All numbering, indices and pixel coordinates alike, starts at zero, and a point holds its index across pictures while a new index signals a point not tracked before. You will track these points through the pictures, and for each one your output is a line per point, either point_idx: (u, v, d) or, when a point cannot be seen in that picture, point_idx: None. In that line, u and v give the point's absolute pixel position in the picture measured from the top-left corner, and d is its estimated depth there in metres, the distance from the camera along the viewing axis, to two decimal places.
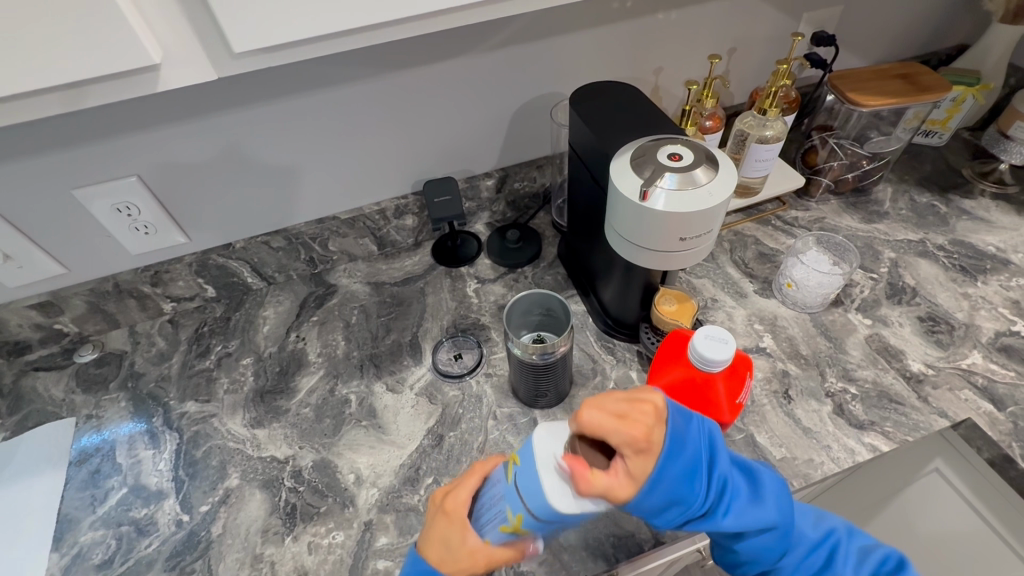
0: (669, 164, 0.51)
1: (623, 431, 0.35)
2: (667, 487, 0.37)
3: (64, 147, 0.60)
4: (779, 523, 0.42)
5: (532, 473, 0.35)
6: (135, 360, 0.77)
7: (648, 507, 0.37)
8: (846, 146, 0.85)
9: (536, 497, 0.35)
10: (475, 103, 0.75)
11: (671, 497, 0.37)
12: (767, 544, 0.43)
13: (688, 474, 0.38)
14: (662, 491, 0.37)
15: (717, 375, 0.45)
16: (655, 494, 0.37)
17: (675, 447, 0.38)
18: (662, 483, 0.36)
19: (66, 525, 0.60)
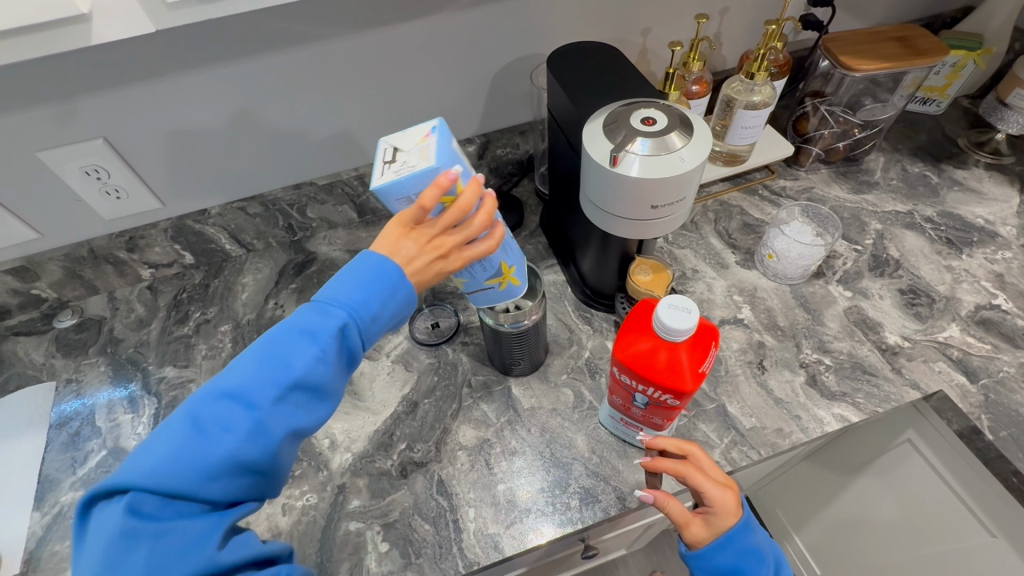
0: (642, 129, 0.49)
1: (719, 492, 0.46)
2: (735, 550, 0.47)
3: (23, 106, 0.58)
4: None
5: (500, 294, 0.52)
6: (115, 326, 0.77)
7: (717, 561, 0.47)
8: (838, 114, 0.82)
9: (485, 296, 0.52)
10: (457, 65, 0.72)
11: (736, 563, 0.47)
12: None
13: (757, 555, 0.48)
14: (730, 554, 0.47)
15: (680, 344, 0.44)
16: (725, 555, 0.47)
17: (746, 533, 0.47)
18: (732, 543, 0.47)
19: (47, 485, 0.62)
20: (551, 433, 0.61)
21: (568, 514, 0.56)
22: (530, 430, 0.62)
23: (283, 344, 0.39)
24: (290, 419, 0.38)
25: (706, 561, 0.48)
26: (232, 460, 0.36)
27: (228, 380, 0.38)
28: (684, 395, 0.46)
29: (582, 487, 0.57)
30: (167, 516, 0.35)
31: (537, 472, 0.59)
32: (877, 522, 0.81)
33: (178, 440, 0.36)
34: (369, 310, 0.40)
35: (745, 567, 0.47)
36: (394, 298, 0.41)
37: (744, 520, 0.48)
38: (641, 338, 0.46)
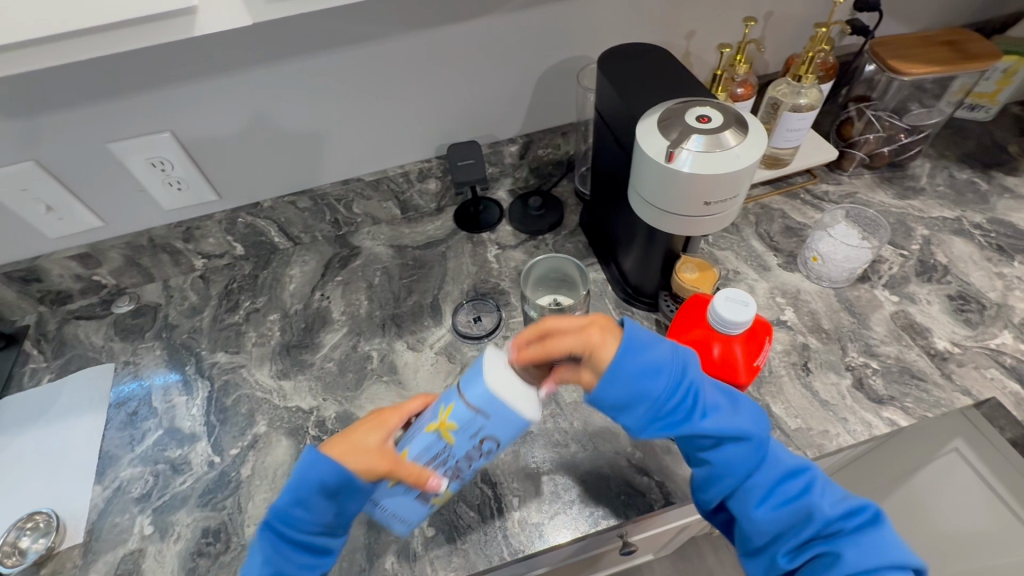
0: (697, 126, 0.50)
1: (577, 336, 0.46)
2: (627, 378, 0.45)
3: (100, 99, 0.62)
4: (754, 434, 0.45)
5: (477, 376, 0.42)
6: (169, 312, 0.80)
7: (611, 399, 0.45)
8: (884, 118, 0.81)
9: (473, 385, 0.42)
10: (504, 66, 0.74)
11: (633, 391, 0.45)
12: (745, 457, 0.44)
13: (651, 372, 0.45)
14: (621, 385, 0.45)
15: (735, 338, 0.46)
16: (618, 388, 0.45)
17: (641, 346, 0.46)
18: (619, 371, 0.45)
19: (108, 461, 0.64)
20: (593, 427, 0.62)
21: (612, 507, 0.56)
22: (573, 424, 0.62)
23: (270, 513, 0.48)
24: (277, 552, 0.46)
25: (600, 396, 0.46)
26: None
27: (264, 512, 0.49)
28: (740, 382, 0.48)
29: (626, 481, 0.58)
30: None
31: (580, 466, 0.59)
32: (920, 536, 0.79)
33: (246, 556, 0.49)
34: (296, 490, 0.46)
35: (644, 389, 0.45)
36: (315, 471, 0.46)
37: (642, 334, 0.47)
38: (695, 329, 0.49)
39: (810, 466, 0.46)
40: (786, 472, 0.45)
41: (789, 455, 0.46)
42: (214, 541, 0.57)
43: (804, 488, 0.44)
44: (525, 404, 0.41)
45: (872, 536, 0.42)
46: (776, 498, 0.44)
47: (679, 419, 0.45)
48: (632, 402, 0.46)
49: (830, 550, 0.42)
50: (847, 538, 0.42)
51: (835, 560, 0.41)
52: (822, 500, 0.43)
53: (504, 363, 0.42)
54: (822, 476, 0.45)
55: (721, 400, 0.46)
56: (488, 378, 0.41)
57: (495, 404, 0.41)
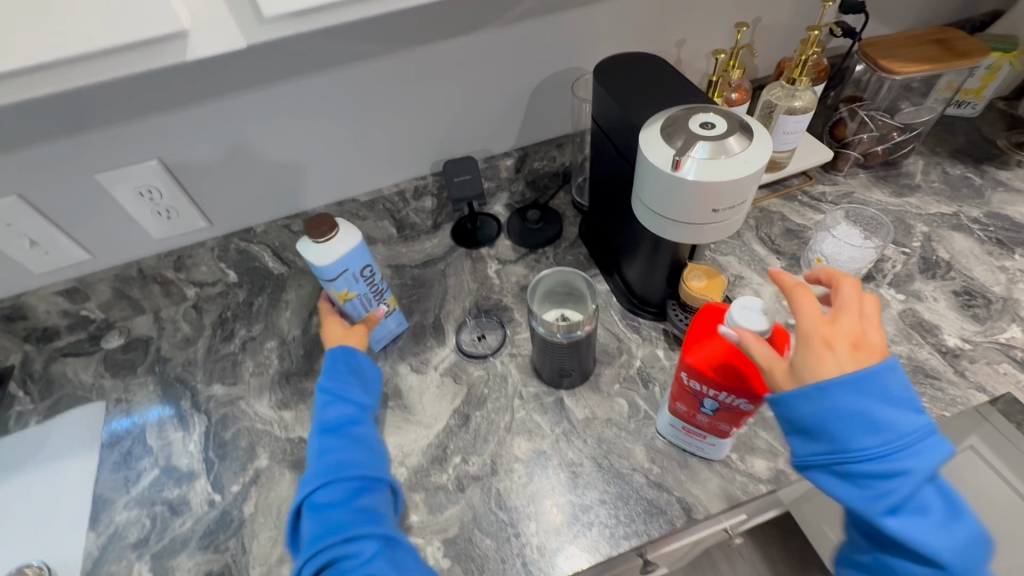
0: (701, 133, 0.49)
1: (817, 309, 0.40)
2: (834, 424, 0.37)
3: (86, 129, 0.60)
4: (951, 565, 0.36)
5: (332, 266, 0.59)
6: (161, 345, 0.77)
7: (796, 420, 0.39)
8: (877, 118, 0.82)
9: (329, 269, 0.59)
10: (497, 80, 0.74)
11: (824, 434, 0.38)
12: (922, 572, 0.37)
13: (860, 419, 0.37)
14: (839, 426, 0.37)
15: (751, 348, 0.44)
16: (806, 410, 0.38)
17: (892, 413, 0.37)
18: (830, 413, 0.37)
19: (101, 505, 0.61)
20: (607, 444, 0.60)
21: (632, 527, 0.54)
22: (586, 441, 0.61)
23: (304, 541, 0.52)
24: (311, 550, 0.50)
25: (788, 410, 0.39)
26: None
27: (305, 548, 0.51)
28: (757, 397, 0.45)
29: (645, 498, 0.56)
30: None
31: (596, 485, 0.57)
32: None
33: None
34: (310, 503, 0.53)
35: (851, 451, 0.37)
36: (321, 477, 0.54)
37: (898, 390, 0.38)
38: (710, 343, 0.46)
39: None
40: None
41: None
42: None
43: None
44: (342, 241, 0.59)
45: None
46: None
47: (869, 499, 0.37)
48: (814, 439, 0.39)
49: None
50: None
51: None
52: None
53: (317, 250, 0.58)
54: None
55: (936, 503, 0.37)
56: (314, 259, 0.58)
57: (338, 260, 0.59)
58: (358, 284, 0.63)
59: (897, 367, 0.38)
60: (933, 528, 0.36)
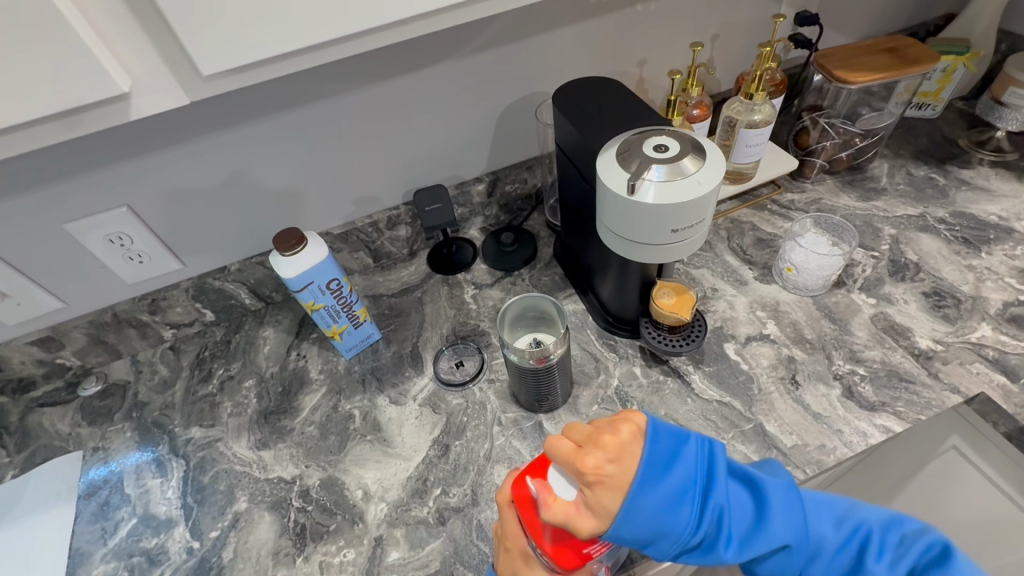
0: (655, 156, 0.50)
1: (601, 460, 0.36)
2: (648, 514, 0.36)
3: (51, 181, 0.60)
4: (792, 539, 0.39)
5: (303, 276, 0.61)
6: (139, 389, 0.77)
7: (629, 537, 0.37)
8: (837, 125, 0.84)
9: (299, 279, 0.62)
10: (462, 108, 0.75)
11: (652, 527, 0.37)
12: (785, 562, 0.39)
13: (669, 499, 0.37)
14: (646, 517, 0.36)
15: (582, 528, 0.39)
16: (630, 529, 0.36)
17: (671, 460, 0.38)
18: (637, 510, 0.36)
19: (78, 559, 0.60)
20: None
21: None
22: None
23: None
24: None
25: (617, 535, 0.37)
26: None
27: None
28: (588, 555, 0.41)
29: None
30: None
31: None
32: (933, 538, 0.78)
33: None
34: None
35: (669, 523, 0.37)
36: None
37: (669, 447, 0.38)
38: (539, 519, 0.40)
39: (846, 512, 0.42)
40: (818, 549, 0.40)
41: (819, 516, 0.42)
42: None
43: (854, 552, 0.40)
44: (313, 248, 0.62)
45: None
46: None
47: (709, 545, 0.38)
48: (653, 538, 0.37)
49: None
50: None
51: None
52: (881, 568, 0.39)
53: (286, 258, 0.61)
54: (878, 530, 0.40)
55: (740, 498, 0.40)
56: (286, 271, 0.61)
57: (309, 270, 0.61)
58: (328, 298, 0.66)
59: (657, 427, 0.39)
60: (756, 524, 0.39)
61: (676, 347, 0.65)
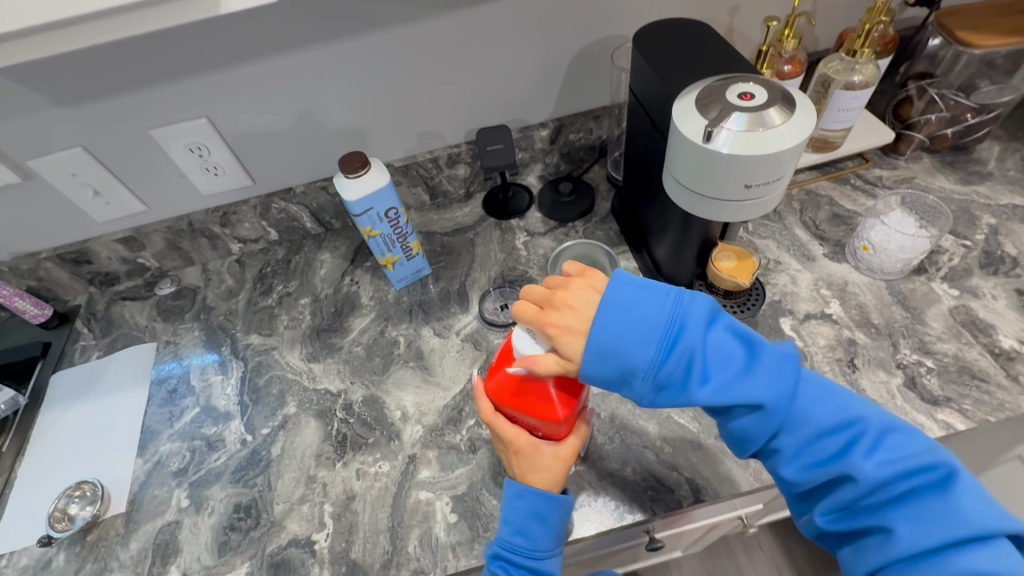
0: (739, 104, 0.47)
1: (573, 315, 0.43)
2: (620, 342, 0.41)
3: (142, 85, 0.63)
4: (770, 403, 0.41)
5: (362, 202, 0.63)
6: (207, 295, 0.82)
7: (597, 370, 0.42)
8: (949, 97, 0.74)
9: (359, 205, 0.63)
10: (535, 46, 0.72)
11: (620, 356, 0.42)
12: (759, 423, 0.42)
13: (645, 334, 0.41)
14: (613, 345, 0.41)
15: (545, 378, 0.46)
16: (602, 364, 0.42)
17: (647, 307, 0.42)
18: (601, 332, 0.41)
19: (149, 436, 0.67)
20: (621, 420, 0.60)
21: (638, 501, 0.54)
22: (600, 415, 0.61)
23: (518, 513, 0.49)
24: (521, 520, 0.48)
25: (588, 367, 0.42)
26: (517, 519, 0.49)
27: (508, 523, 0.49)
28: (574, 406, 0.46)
29: (654, 476, 0.56)
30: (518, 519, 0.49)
31: (606, 459, 0.57)
32: None
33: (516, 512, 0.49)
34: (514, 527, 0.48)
35: (633, 354, 0.41)
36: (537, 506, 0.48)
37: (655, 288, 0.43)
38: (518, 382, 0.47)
39: (849, 410, 0.42)
40: (801, 425, 0.42)
41: (819, 402, 0.42)
42: (245, 517, 0.59)
43: (842, 446, 0.41)
44: (375, 176, 0.63)
45: (938, 510, 0.37)
46: (811, 459, 0.41)
47: (678, 385, 0.42)
48: (620, 371, 0.42)
49: (879, 527, 0.39)
50: (900, 507, 0.38)
51: (885, 536, 0.38)
52: (866, 464, 0.39)
53: (347, 182, 0.63)
54: (875, 430, 0.41)
55: (733, 354, 0.42)
56: (347, 195, 0.63)
57: (369, 198, 0.63)
58: (385, 228, 0.67)
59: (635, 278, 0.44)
60: (734, 379, 0.42)
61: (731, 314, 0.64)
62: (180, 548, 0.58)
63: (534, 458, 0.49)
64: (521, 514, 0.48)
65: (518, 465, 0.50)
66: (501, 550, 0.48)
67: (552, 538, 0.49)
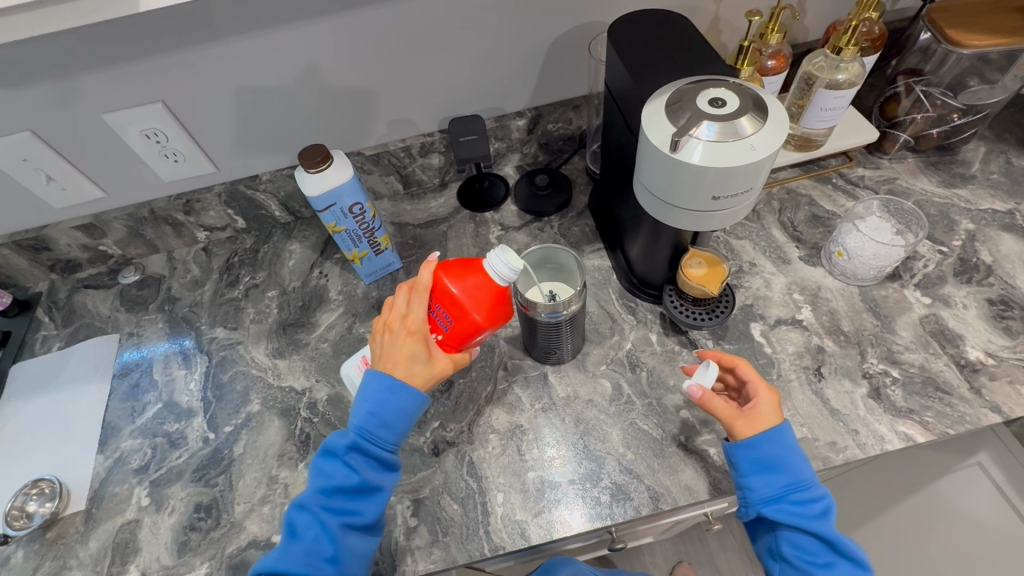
0: (710, 111, 0.44)
1: (761, 389, 0.52)
2: (788, 452, 0.50)
3: (90, 68, 0.59)
4: (856, 561, 0.49)
5: (323, 197, 0.61)
6: (172, 285, 0.80)
7: (769, 454, 0.50)
8: (935, 95, 0.72)
9: (320, 201, 0.61)
10: (510, 33, 0.68)
11: (779, 459, 0.50)
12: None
13: (803, 460, 0.50)
14: (776, 447, 0.50)
15: (500, 285, 0.48)
16: (770, 446, 0.50)
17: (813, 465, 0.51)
18: (784, 436, 0.50)
19: (110, 431, 0.66)
20: (585, 425, 0.60)
21: (598, 508, 0.54)
22: (564, 420, 0.60)
23: (387, 407, 0.49)
24: (390, 417, 0.49)
25: (759, 447, 0.50)
26: (385, 413, 0.49)
27: (373, 416, 0.48)
28: (484, 329, 0.49)
29: (614, 483, 0.56)
30: (385, 413, 0.49)
31: (569, 464, 0.57)
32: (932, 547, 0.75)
33: (385, 408, 0.48)
34: (373, 425, 0.48)
35: (787, 463, 0.50)
36: (403, 406, 0.49)
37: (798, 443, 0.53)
38: (467, 273, 0.48)
39: None
40: None
41: None
42: (205, 516, 0.58)
43: None
44: (336, 170, 0.60)
45: None
46: None
47: (810, 511, 0.49)
48: (783, 473, 0.49)
49: None
50: None
51: None
52: None
53: (307, 176, 0.60)
54: None
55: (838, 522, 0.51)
56: (307, 191, 0.60)
57: (330, 194, 0.61)
58: (350, 224, 0.65)
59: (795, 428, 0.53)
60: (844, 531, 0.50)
61: (696, 321, 0.63)
62: (139, 547, 0.57)
63: (418, 348, 0.49)
64: (389, 407, 0.49)
65: (402, 356, 0.49)
66: (360, 440, 0.48)
67: (404, 436, 0.50)
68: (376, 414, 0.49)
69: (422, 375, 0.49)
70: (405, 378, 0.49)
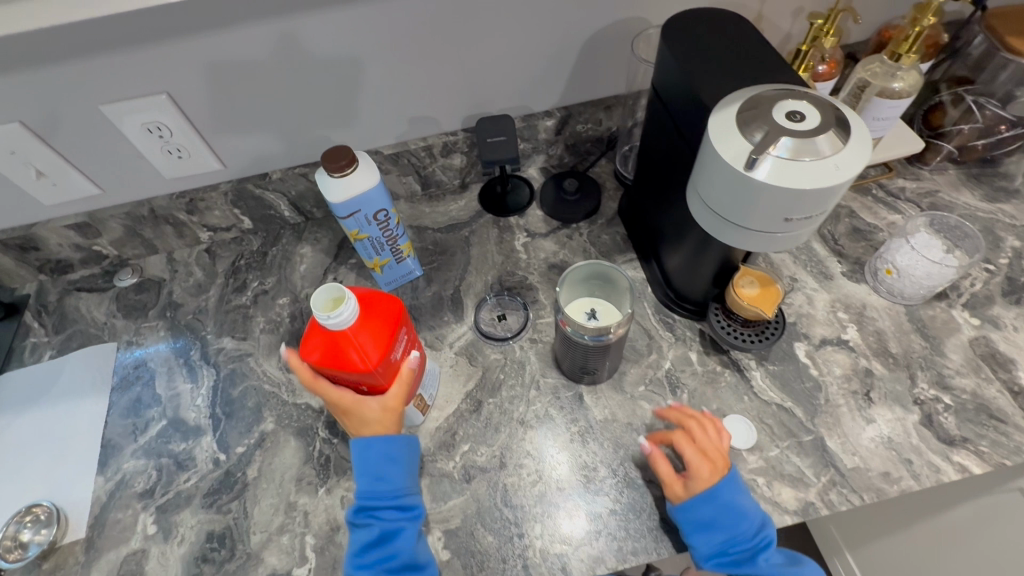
0: (788, 126, 0.41)
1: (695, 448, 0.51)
2: (721, 507, 0.48)
3: (86, 54, 0.54)
4: None
5: (346, 203, 0.56)
6: (173, 289, 0.75)
7: (699, 515, 0.48)
8: (987, 107, 0.68)
9: (343, 207, 0.56)
10: (545, 26, 0.64)
11: (711, 518, 0.48)
12: None
13: (740, 512, 0.49)
14: (706, 508, 0.48)
15: (347, 331, 0.44)
16: (704, 507, 0.48)
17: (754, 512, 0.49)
18: (718, 493, 0.49)
19: (110, 451, 0.61)
20: (625, 450, 0.57)
21: (642, 542, 0.52)
22: (603, 445, 0.57)
23: (374, 462, 0.49)
24: (379, 467, 0.49)
25: (690, 508, 0.49)
26: (374, 469, 0.49)
27: (365, 475, 0.49)
28: (379, 364, 0.46)
29: (659, 515, 0.53)
30: (371, 469, 0.49)
31: (609, 493, 0.54)
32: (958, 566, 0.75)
33: (372, 463, 0.49)
34: (372, 483, 0.49)
35: (721, 520, 0.48)
36: (393, 451, 0.50)
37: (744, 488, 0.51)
38: (321, 340, 0.46)
39: None
40: None
41: None
42: (219, 547, 0.54)
43: None
44: (361, 175, 0.56)
45: None
46: None
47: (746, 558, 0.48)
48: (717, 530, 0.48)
49: None
50: None
51: None
52: None
53: (330, 180, 0.56)
54: None
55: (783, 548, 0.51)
56: (329, 196, 0.56)
57: (354, 200, 0.56)
58: (372, 231, 0.61)
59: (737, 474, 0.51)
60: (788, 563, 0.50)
61: (745, 343, 0.60)
62: None
63: (361, 413, 0.49)
64: (374, 461, 0.49)
65: (354, 425, 0.50)
66: (366, 501, 0.49)
67: (406, 475, 0.51)
68: (365, 472, 0.49)
69: (381, 426, 0.50)
70: (370, 436, 0.49)
